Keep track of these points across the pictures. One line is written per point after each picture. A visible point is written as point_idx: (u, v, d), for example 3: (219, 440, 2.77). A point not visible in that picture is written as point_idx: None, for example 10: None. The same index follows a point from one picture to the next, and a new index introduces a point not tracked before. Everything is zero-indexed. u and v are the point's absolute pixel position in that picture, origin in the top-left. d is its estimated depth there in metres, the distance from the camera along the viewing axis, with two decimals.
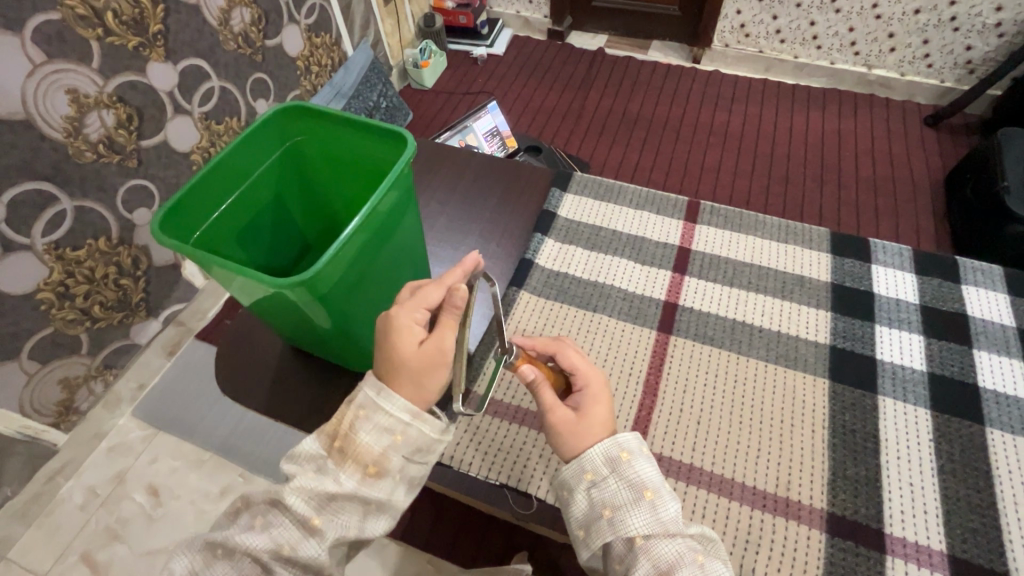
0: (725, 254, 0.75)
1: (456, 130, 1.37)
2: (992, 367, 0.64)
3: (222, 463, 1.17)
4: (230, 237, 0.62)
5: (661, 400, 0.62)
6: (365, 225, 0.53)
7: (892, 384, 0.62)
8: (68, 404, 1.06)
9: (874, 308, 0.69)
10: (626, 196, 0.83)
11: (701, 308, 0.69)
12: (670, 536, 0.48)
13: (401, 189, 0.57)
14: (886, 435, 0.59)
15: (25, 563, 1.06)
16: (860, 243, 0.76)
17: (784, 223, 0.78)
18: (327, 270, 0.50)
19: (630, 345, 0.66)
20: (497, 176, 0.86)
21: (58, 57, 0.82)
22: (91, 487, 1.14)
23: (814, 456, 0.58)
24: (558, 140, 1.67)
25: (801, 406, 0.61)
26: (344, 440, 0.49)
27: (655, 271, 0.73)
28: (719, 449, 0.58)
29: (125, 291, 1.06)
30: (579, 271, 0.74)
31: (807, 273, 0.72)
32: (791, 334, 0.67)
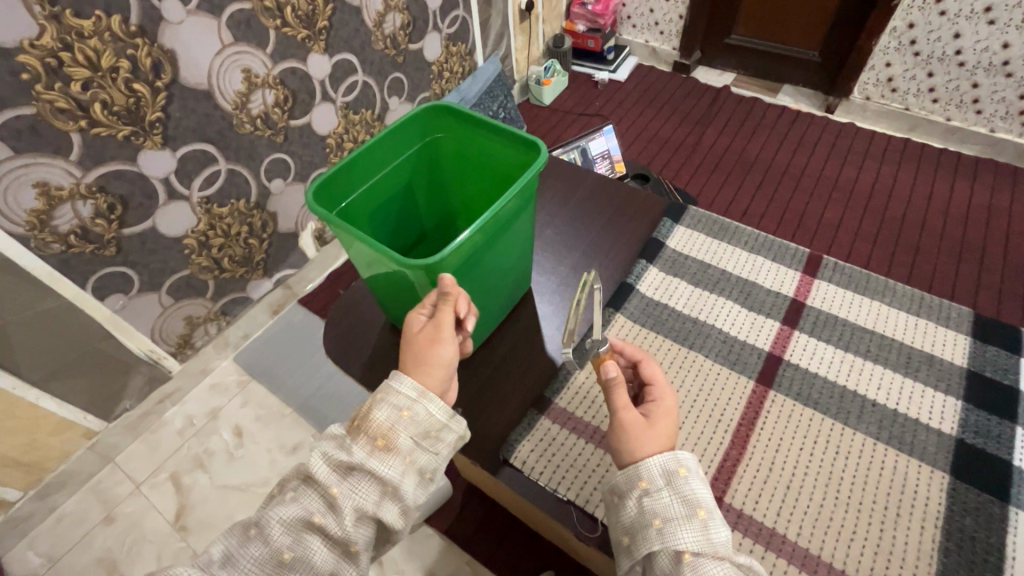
0: (844, 315, 0.70)
1: (567, 148, 1.39)
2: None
3: (300, 421, 1.24)
4: (363, 218, 0.68)
5: (749, 455, 0.58)
6: (487, 224, 0.56)
7: None
8: (187, 338, 1.20)
9: (1018, 408, 0.61)
10: (741, 236, 0.81)
11: (808, 367, 0.65)
12: (718, 556, 0.46)
13: (524, 196, 0.60)
14: (1015, 554, 0.52)
15: (126, 470, 1.20)
16: (1009, 329, 0.68)
17: (917, 294, 0.72)
18: (446, 260, 0.54)
19: (723, 389, 0.64)
20: (610, 198, 0.87)
21: (242, 41, 0.94)
22: (189, 416, 1.26)
23: (919, 555, 0.52)
24: (668, 172, 1.64)
25: (913, 497, 0.55)
26: (362, 419, 0.51)
27: (762, 319, 0.70)
28: (807, 520, 0.54)
29: (250, 249, 1.19)
30: (679, 304, 0.73)
31: (939, 352, 0.66)
32: (910, 416, 0.60)
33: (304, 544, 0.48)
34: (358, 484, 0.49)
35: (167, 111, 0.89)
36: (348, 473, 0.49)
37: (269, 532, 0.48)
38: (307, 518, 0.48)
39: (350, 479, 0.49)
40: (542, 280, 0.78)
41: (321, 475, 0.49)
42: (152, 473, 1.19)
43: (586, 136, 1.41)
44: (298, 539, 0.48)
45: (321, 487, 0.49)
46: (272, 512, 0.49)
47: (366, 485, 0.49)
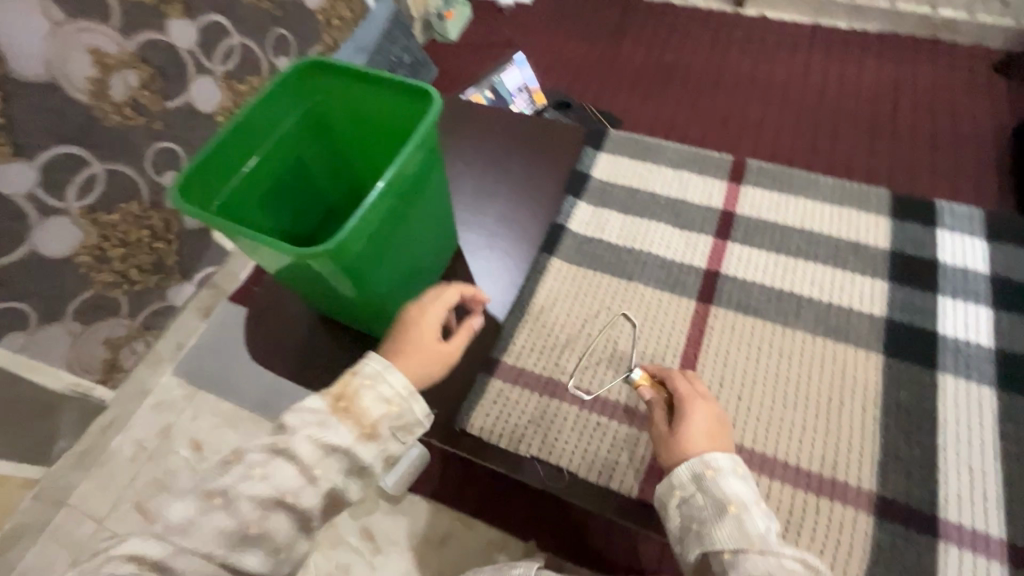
0: (771, 219, 0.72)
1: (480, 85, 1.30)
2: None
3: (259, 420, 1.11)
4: (251, 202, 0.62)
5: (698, 372, 0.62)
6: (388, 190, 0.52)
7: (953, 362, 0.61)
8: (114, 361, 1.04)
9: (938, 277, 0.66)
10: (664, 154, 0.80)
11: (744, 277, 0.68)
12: (761, 549, 0.44)
13: (423, 151, 0.56)
14: (944, 415, 0.58)
15: (85, 509, 1.06)
16: (926, 204, 0.72)
17: (841, 184, 0.73)
18: (349, 239, 0.50)
19: (667, 314, 0.66)
20: (528, 133, 0.82)
21: (78, 15, 0.80)
22: (138, 441, 1.11)
23: (860, 435, 0.58)
24: (589, 95, 1.59)
25: (853, 383, 0.60)
26: (348, 400, 0.50)
27: (695, 236, 0.71)
28: (761, 425, 0.58)
29: (160, 255, 1.03)
30: (613, 237, 0.73)
31: (865, 240, 0.68)
32: (843, 309, 0.64)
33: (247, 544, 0.45)
34: (317, 478, 0.48)
35: (10, 115, 0.76)
36: (312, 468, 0.48)
37: (236, 507, 0.45)
38: (250, 519, 0.45)
39: (313, 474, 0.47)
40: (470, 235, 0.74)
41: (275, 475, 0.46)
42: None
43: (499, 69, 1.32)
44: (240, 537, 0.45)
45: (270, 489, 0.46)
46: (208, 512, 0.44)
47: (324, 475, 0.48)
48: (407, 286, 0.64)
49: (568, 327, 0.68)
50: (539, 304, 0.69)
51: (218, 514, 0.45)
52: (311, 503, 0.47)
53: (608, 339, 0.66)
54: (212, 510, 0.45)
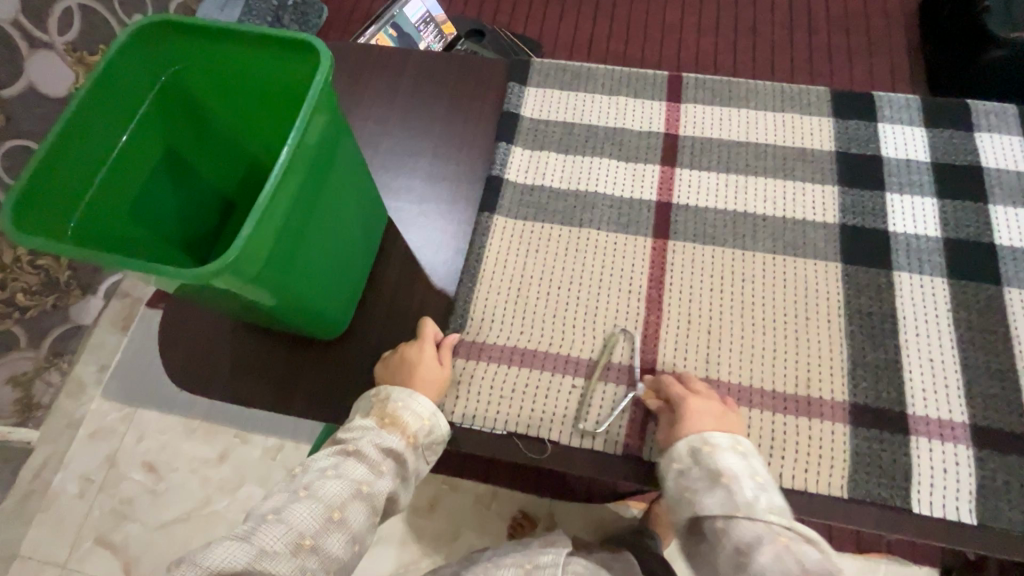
0: (716, 135, 0.69)
1: (381, 24, 1.14)
2: (1008, 222, 0.64)
3: (214, 428, 1.10)
4: (124, 200, 0.56)
5: (666, 314, 0.61)
6: (290, 167, 0.46)
7: (906, 258, 0.62)
8: (26, 400, 0.99)
9: (883, 176, 0.67)
10: (597, 79, 0.74)
11: (697, 205, 0.66)
12: (750, 514, 0.47)
13: (322, 117, 0.50)
14: (903, 312, 0.60)
15: (40, 557, 1.04)
16: (865, 99, 0.71)
17: (778, 88, 0.71)
18: (258, 234, 0.45)
19: (626, 256, 0.63)
20: (445, 85, 0.77)
21: None
22: (83, 475, 1.09)
23: (826, 347, 0.59)
24: (502, 18, 1.45)
25: (814, 296, 0.61)
26: (391, 416, 0.54)
27: (641, 167, 0.68)
28: (733, 357, 0.59)
29: (47, 272, 0.93)
30: (556, 181, 0.68)
31: (810, 145, 0.68)
32: (799, 220, 0.64)
33: (329, 532, 0.48)
34: (384, 472, 0.52)
35: None
36: (378, 463, 0.52)
37: (291, 517, 0.47)
38: (333, 504, 0.49)
39: (381, 468, 0.52)
40: (401, 206, 0.72)
41: (350, 470, 0.51)
42: (73, 548, 1.04)
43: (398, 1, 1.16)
44: (326, 525, 0.48)
45: (348, 479, 0.50)
46: (297, 501, 0.48)
47: (389, 472, 0.53)
48: (334, 272, 0.59)
49: (525, 289, 0.63)
50: (488, 270, 0.64)
51: (305, 504, 0.48)
52: (384, 491, 0.52)
53: (568, 295, 0.62)
54: (298, 501, 0.48)
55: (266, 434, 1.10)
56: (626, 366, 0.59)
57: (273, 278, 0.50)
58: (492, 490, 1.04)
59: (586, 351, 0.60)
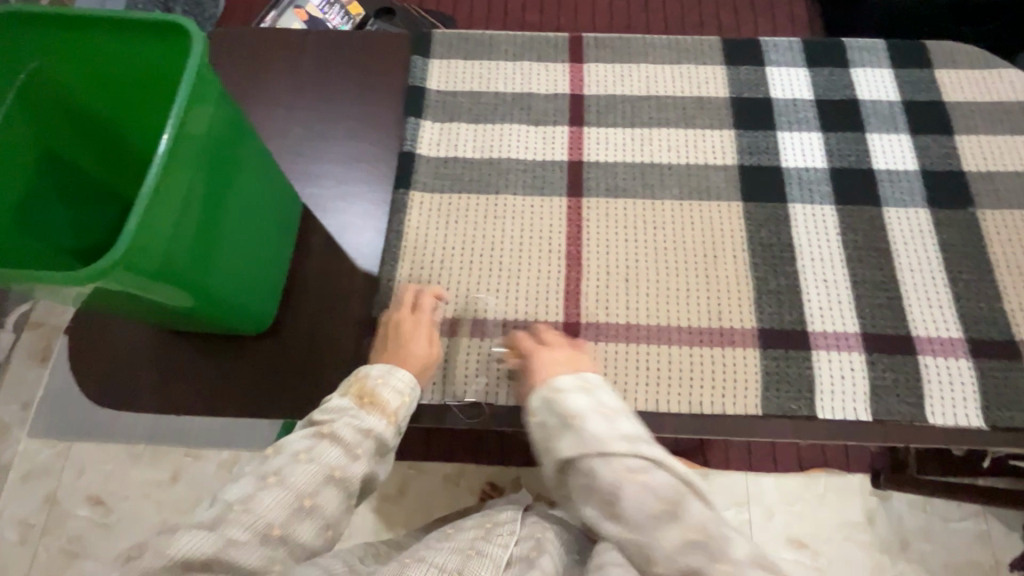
0: (615, 91, 0.79)
1: (283, 10, 1.17)
2: (795, 146, 0.76)
3: (160, 451, 1.05)
4: (5, 208, 0.53)
5: (586, 268, 0.71)
6: (173, 156, 0.47)
7: (799, 191, 0.74)
8: None
9: (775, 116, 0.78)
10: (500, 48, 0.82)
11: (605, 159, 0.76)
12: (604, 453, 0.51)
13: (202, 103, 0.51)
14: (799, 241, 0.72)
15: None
16: (753, 46, 0.82)
17: (674, 41, 0.82)
18: (146, 226, 0.46)
19: (546, 217, 0.73)
20: (348, 58, 0.81)
21: None
22: (23, 520, 1.02)
23: (728, 281, 0.70)
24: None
25: (716, 237, 0.72)
26: (370, 396, 0.57)
27: (551, 130, 0.78)
28: (642, 294, 0.69)
29: None
30: (469, 152, 0.76)
31: (707, 93, 0.79)
32: (699, 163, 0.75)
33: (298, 522, 0.48)
34: (358, 456, 0.53)
35: None
36: (354, 446, 0.54)
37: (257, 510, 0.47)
38: (303, 493, 0.49)
39: (357, 450, 0.53)
40: (319, 192, 0.76)
41: (322, 455, 0.51)
42: None
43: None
44: (296, 513, 0.48)
45: (320, 465, 0.51)
46: (265, 491, 0.48)
47: (365, 454, 0.54)
48: (241, 265, 0.61)
49: (454, 254, 0.72)
50: (414, 244, 0.72)
51: (273, 494, 0.48)
52: (358, 473, 0.53)
53: (495, 256, 0.71)
54: (266, 490, 0.48)
55: (218, 447, 1.04)
56: (556, 319, 0.69)
57: (177, 269, 0.51)
58: (458, 468, 1.06)
59: (515, 304, 0.70)
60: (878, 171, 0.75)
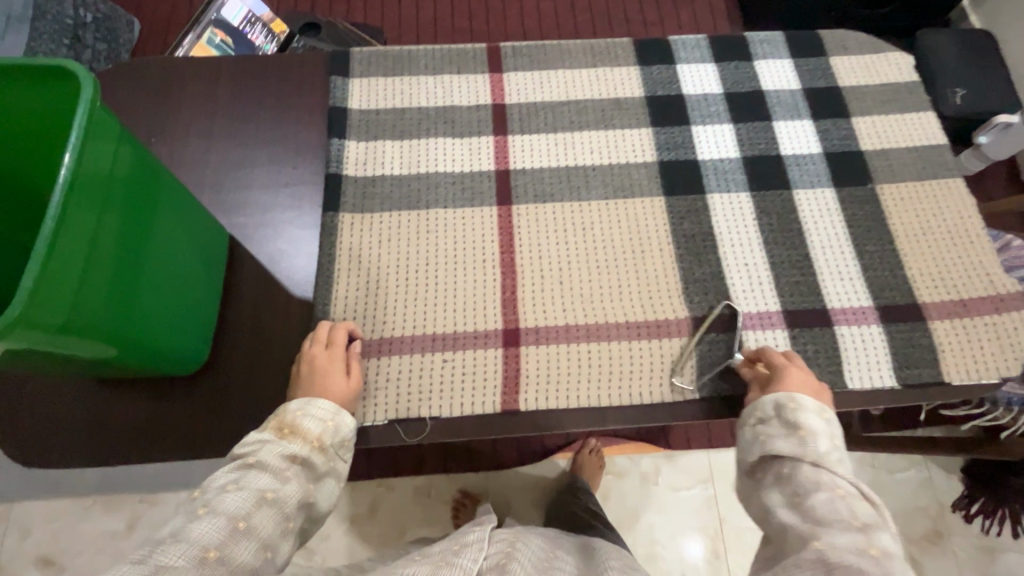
0: (540, 99, 0.71)
1: (198, 31, 1.08)
2: (790, 132, 0.69)
3: (114, 501, 0.96)
4: None
5: (521, 274, 0.62)
6: (73, 200, 0.39)
7: (799, 174, 0.67)
8: None
9: (768, 106, 0.71)
10: (418, 61, 0.72)
11: (532, 166, 0.68)
12: (818, 462, 0.46)
13: (105, 141, 0.43)
14: (806, 224, 0.64)
15: None
16: (737, 39, 0.75)
17: (588, 44, 0.74)
18: (46, 288, 0.38)
19: (473, 227, 0.64)
20: (265, 80, 0.72)
21: None
22: None
23: (666, 272, 0.62)
24: (337, 8, 1.38)
25: (646, 231, 0.64)
26: (291, 426, 0.49)
27: (475, 140, 0.68)
28: (597, 296, 0.61)
29: None
30: (397, 168, 0.66)
31: (691, 89, 0.72)
32: (622, 162, 0.68)
33: (234, 544, 0.42)
34: (291, 477, 0.47)
35: None
36: (283, 471, 0.47)
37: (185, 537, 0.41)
38: (236, 515, 0.43)
39: (286, 474, 0.47)
40: (244, 223, 0.66)
41: (251, 481, 0.45)
42: None
43: (214, 4, 1.08)
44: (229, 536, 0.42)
45: (250, 491, 0.44)
46: (194, 521, 0.42)
47: (299, 476, 0.48)
48: (174, 303, 0.53)
49: (382, 281, 0.61)
50: (346, 266, 0.62)
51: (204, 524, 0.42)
52: (293, 495, 0.46)
53: (427, 278, 0.62)
54: (198, 520, 0.42)
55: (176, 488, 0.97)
56: (493, 329, 0.60)
57: (95, 330, 0.44)
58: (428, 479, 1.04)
59: (452, 326, 0.60)
60: (866, 152, 0.68)
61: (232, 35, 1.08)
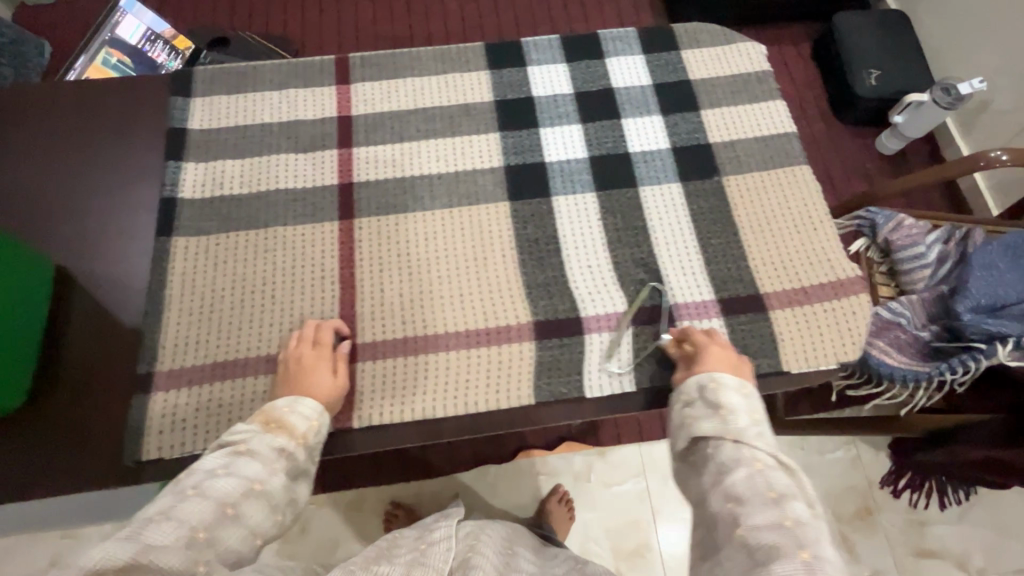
0: (387, 109, 0.73)
1: (92, 53, 1.14)
2: (638, 130, 0.72)
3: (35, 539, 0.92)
4: None
5: (358, 290, 0.64)
6: None
7: (647, 171, 0.70)
8: None
9: (619, 104, 0.74)
10: (264, 76, 0.74)
11: (376, 178, 0.69)
12: (738, 441, 0.48)
13: None
14: (652, 220, 0.68)
15: None
16: (590, 39, 0.77)
17: (437, 52, 0.76)
18: None
19: (313, 244, 0.66)
20: (141, 110, 0.76)
21: None
22: None
23: (506, 275, 0.66)
24: (259, 23, 1.39)
25: (485, 237, 0.67)
26: (278, 420, 0.53)
27: (320, 154, 0.70)
28: (423, 313, 0.64)
29: None
30: (235, 188, 0.68)
31: (550, 90, 0.74)
32: (465, 169, 0.70)
33: (223, 527, 0.43)
34: (277, 470, 0.49)
35: None
36: (271, 461, 0.49)
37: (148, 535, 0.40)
38: (198, 525, 0.42)
39: (274, 465, 0.49)
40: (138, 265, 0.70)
41: (240, 468, 0.47)
42: None
43: (108, 24, 1.15)
44: (218, 519, 0.43)
45: (238, 479, 0.46)
46: (183, 501, 0.43)
47: (284, 469, 0.50)
48: None
49: (222, 302, 0.63)
50: (187, 293, 0.64)
51: (193, 506, 0.43)
52: (277, 487, 0.48)
53: (268, 292, 0.64)
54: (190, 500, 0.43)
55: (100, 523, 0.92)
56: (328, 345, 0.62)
57: None
58: (357, 494, 1.05)
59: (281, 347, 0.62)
60: (713, 144, 0.71)
61: (129, 54, 1.15)
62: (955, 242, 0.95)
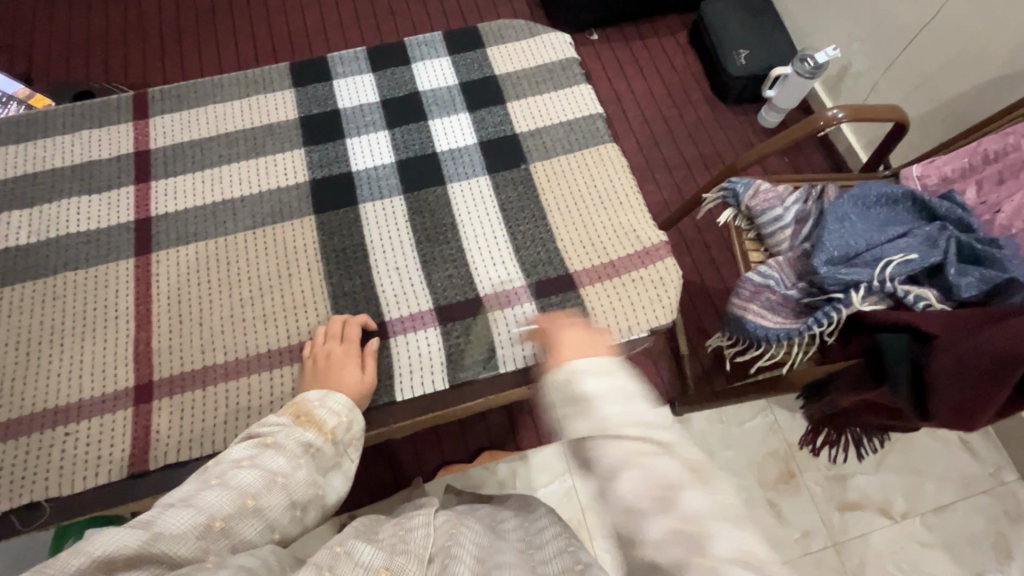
0: (182, 138, 0.77)
1: None
2: (445, 129, 0.78)
3: None
4: None
5: (156, 326, 0.66)
6: None
7: (454, 166, 0.76)
8: None
9: (426, 105, 0.80)
10: (54, 122, 0.77)
11: (175, 209, 0.72)
12: (609, 435, 0.45)
13: None
14: (460, 216, 0.73)
15: None
16: (399, 47, 0.84)
17: (242, 76, 0.81)
18: None
19: (109, 285, 0.68)
20: None
21: None
22: None
23: (309, 290, 0.69)
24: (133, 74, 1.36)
25: (285, 256, 0.70)
26: (307, 414, 0.55)
27: (115, 193, 0.73)
28: (230, 335, 0.66)
29: None
30: (24, 237, 0.70)
31: (361, 99, 0.80)
32: (271, 187, 0.74)
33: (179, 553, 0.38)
34: (302, 464, 0.51)
35: None
36: (296, 456, 0.51)
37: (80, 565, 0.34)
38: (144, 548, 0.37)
39: (298, 460, 0.50)
40: None
41: (266, 460, 0.48)
42: None
43: None
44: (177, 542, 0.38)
45: (218, 495, 0.43)
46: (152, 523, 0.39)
47: (308, 464, 0.51)
48: None
49: (14, 354, 0.64)
50: None
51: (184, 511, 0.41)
52: (301, 481, 0.49)
53: (60, 344, 0.65)
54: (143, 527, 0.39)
55: None
56: (125, 388, 0.63)
57: None
58: None
59: (84, 391, 0.63)
60: (519, 134, 0.77)
61: None
62: (813, 200, 0.98)
